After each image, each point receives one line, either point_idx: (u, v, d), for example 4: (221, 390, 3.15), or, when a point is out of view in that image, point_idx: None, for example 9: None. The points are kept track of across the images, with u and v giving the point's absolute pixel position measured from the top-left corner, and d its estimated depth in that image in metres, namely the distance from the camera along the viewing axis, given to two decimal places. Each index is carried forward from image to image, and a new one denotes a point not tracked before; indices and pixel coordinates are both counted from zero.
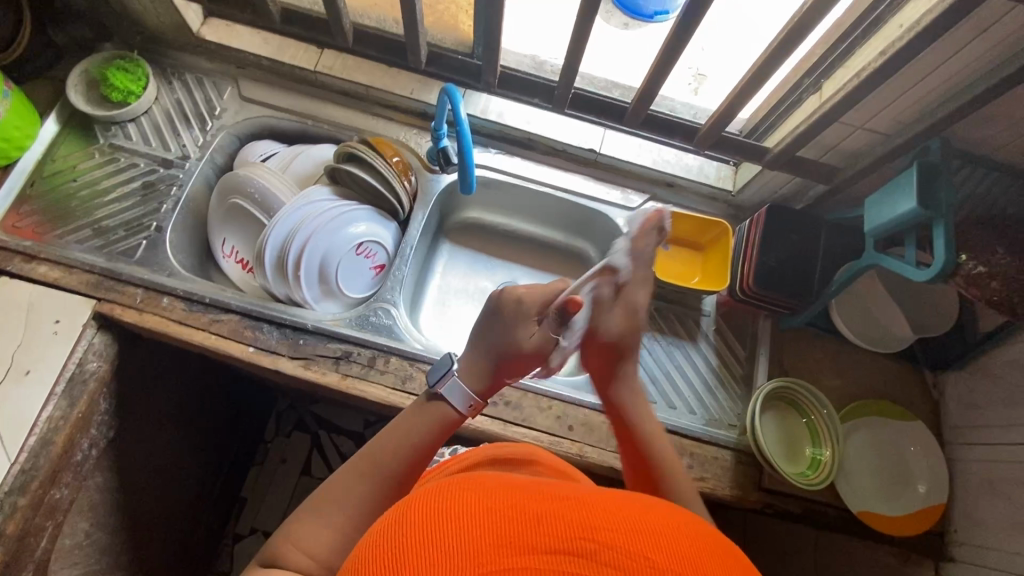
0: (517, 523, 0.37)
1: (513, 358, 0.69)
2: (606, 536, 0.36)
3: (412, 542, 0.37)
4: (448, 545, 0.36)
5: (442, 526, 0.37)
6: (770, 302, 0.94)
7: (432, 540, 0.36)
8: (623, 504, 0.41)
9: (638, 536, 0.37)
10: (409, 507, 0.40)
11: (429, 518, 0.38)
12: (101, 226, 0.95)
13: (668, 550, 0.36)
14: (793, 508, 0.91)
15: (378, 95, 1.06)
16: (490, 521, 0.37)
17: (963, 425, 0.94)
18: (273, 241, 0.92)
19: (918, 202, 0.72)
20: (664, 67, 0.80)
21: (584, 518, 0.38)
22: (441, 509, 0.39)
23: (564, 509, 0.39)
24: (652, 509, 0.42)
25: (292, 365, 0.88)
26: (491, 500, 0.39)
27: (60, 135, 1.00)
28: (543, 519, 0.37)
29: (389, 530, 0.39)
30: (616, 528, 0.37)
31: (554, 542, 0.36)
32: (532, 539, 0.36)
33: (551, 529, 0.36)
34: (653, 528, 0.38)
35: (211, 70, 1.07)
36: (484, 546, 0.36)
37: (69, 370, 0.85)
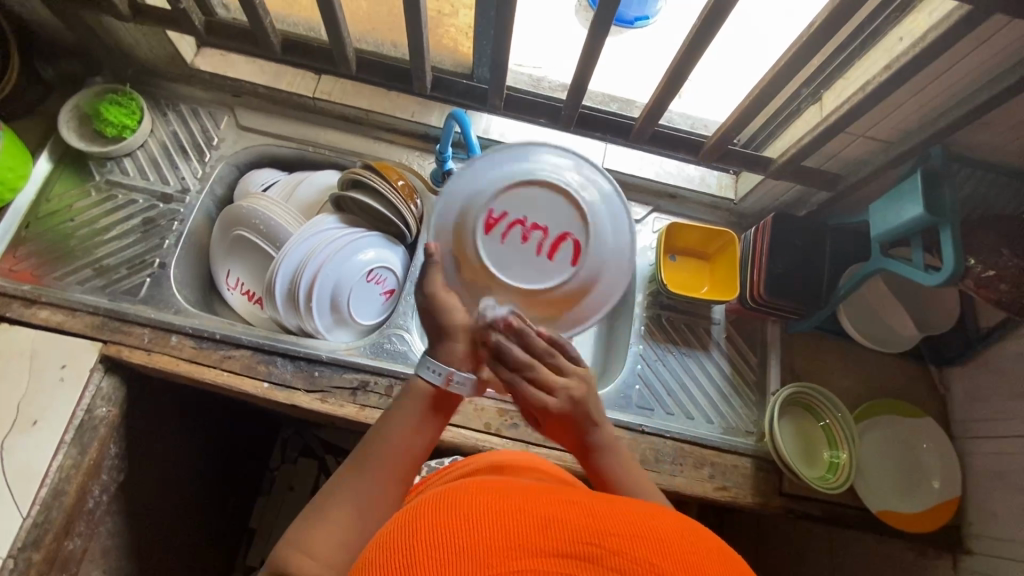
0: (525, 527, 0.37)
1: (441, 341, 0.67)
2: (613, 542, 0.36)
3: (421, 547, 0.36)
4: (453, 550, 0.35)
5: (449, 531, 0.36)
6: (779, 309, 0.95)
7: (440, 543, 0.36)
8: (629, 509, 0.41)
9: (644, 542, 0.37)
10: (419, 512, 0.40)
11: (438, 521, 0.37)
12: (102, 266, 0.93)
13: (672, 556, 0.36)
14: (814, 510, 0.92)
15: (378, 118, 1.05)
16: (497, 523, 0.37)
17: (971, 419, 0.96)
18: (282, 272, 0.91)
19: (925, 209, 0.74)
20: (672, 84, 0.81)
21: (593, 523, 0.37)
22: (449, 514, 0.38)
23: (571, 513, 0.38)
24: (658, 513, 0.41)
25: (308, 398, 0.87)
26: (500, 506, 0.39)
27: (54, 173, 0.98)
28: (549, 523, 0.37)
29: (396, 535, 0.38)
30: (624, 535, 0.37)
31: (561, 545, 0.36)
32: (537, 542, 0.36)
33: (556, 533, 0.36)
34: (657, 533, 0.38)
35: (206, 100, 1.06)
36: (491, 546, 0.35)
37: (78, 418, 0.83)
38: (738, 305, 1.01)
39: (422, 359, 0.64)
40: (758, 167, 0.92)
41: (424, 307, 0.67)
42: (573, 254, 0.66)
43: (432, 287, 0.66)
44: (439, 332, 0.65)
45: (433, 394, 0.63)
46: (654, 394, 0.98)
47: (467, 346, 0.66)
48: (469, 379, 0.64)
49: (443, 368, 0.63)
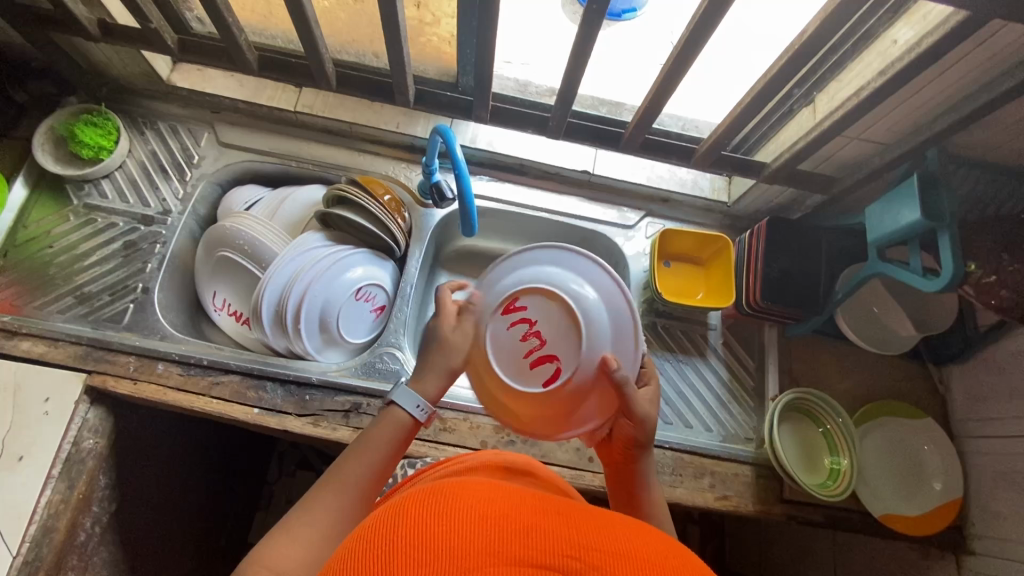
0: (505, 535, 0.35)
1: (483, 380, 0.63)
2: (594, 558, 0.35)
3: (395, 543, 0.34)
4: (428, 551, 0.34)
5: (426, 531, 0.35)
6: (776, 314, 0.94)
7: (414, 542, 0.34)
8: (614, 525, 0.39)
9: (627, 560, 0.35)
10: (397, 507, 0.38)
11: (417, 519, 0.36)
12: (84, 293, 0.91)
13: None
14: (815, 517, 0.91)
15: (362, 130, 1.03)
16: (480, 526, 0.35)
17: (972, 419, 0.95)
18: (269, 292, 0.88)
19: (922, 213, 0.72)
20: (662, 91, 0.79)
21: (575, 536, 0.36)
22: (429, 510, 0.37)
23: (553, 524, 0.37)
24: (643, 532, 0.40)
25: (300, 423, 0.85)
26: (481, 507, 0.37)
27: (31, 199, 0.95)
28: (532, 531, 0.36)
29: (372, 529, 0.37)
30: (607, 551, 0.35)
31: (540, 556, 0.34)
32: (517, 550, 0.34)
33: (538, 543, 0.35)
34: (639, 551, 0.36)
35: (185, 116, 1.03)
36: (471, 548, 0.34)
37: (65, 451, 0.81)
38: (734, 311, 1.00)
39: (404, 389, 0.61)
40: (750, 171, 0.91)
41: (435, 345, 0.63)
42: (550, 378, 0.60)
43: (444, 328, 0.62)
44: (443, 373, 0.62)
45: (408, 425, 0.61)
46: None
47: (448, 385, 0.63)
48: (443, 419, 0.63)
49: (424, 405, 0.61)
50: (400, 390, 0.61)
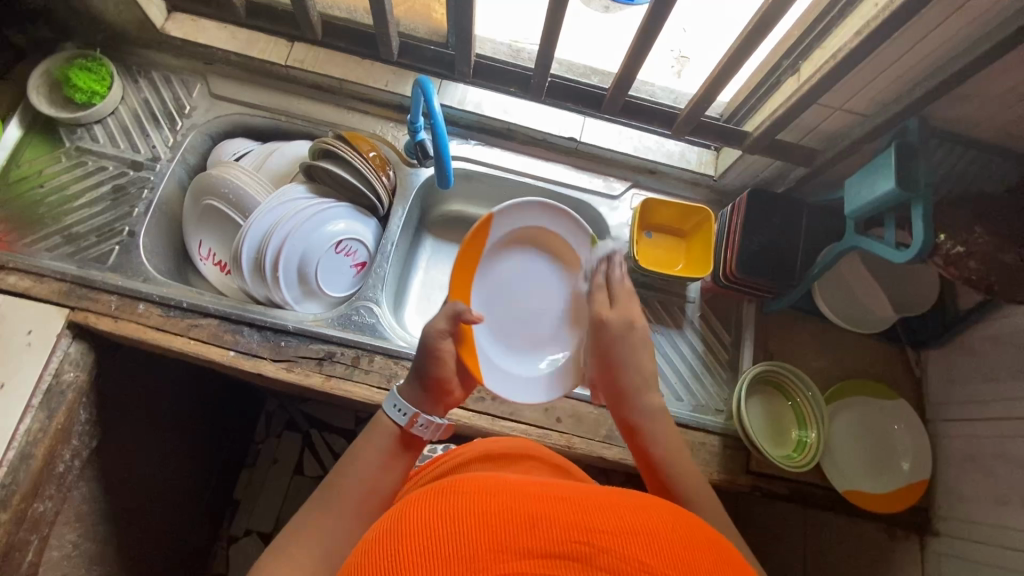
0: (511, 530, 0.36)
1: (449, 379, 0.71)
2: (602, 539, 0.36)
3: (407, 551, 0.36)
4: (442, 552, 0.35)
5: (436, 535, 0.36)
6: (753, 287, 0.94)
7: (426, 548, 0.36)
8: (620, 503, 0.41)
9: (633, 538, 0.37)
10: (405, 513, 0.40)
11: (424, 525, 0.37)
12: (71, 233, 0.93)
13: (662, 554, 0.36)
14: (780, 489, 0.92)
15: (351, 88, 1.04)
16: (484, 524, 0.37)
17: (946, 402, 0.95)
18: (248, 241, 0.90)
19: (896, 183, 0.72)
20: (639, 55, 0.79)
21: (583, 519, 0.37)
22: (435, 513, 0.38)
23: (560, 509, 0.38)
24: (650, 507, 0.41)
25: (274, 368, 0.87)
26: (487, 503, 0.38)
27: (24, 140, 0.97)
28: (537, 520, 0.37)
29: (382, 540, 0.38)
30: (613, 531, 0.37)
31: (546, 544, 0.36)
32: (526, 543, 0.36)
33: (544, 533, 0.36)
34: (647, 529, 0.38)
35: (179, 67, 1.04)
36: (479, 549, 0.35)
37: (46, 382, 0.84)
38: (712, 284, 1.00)
39: (391, 396, 0.67)
40: (733, 141, 0.91)
41: (419, 355, 0.71)
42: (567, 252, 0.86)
43: (429, 333, 0.70)
44: (422, 379, 0.70)
45: (397, 432, 0.65)
46: None
47: (434, 393, 0.70)
48: (433, 423, 0.66)
49: (407, 409, 0.66)
50: (388, 396, 0.67)
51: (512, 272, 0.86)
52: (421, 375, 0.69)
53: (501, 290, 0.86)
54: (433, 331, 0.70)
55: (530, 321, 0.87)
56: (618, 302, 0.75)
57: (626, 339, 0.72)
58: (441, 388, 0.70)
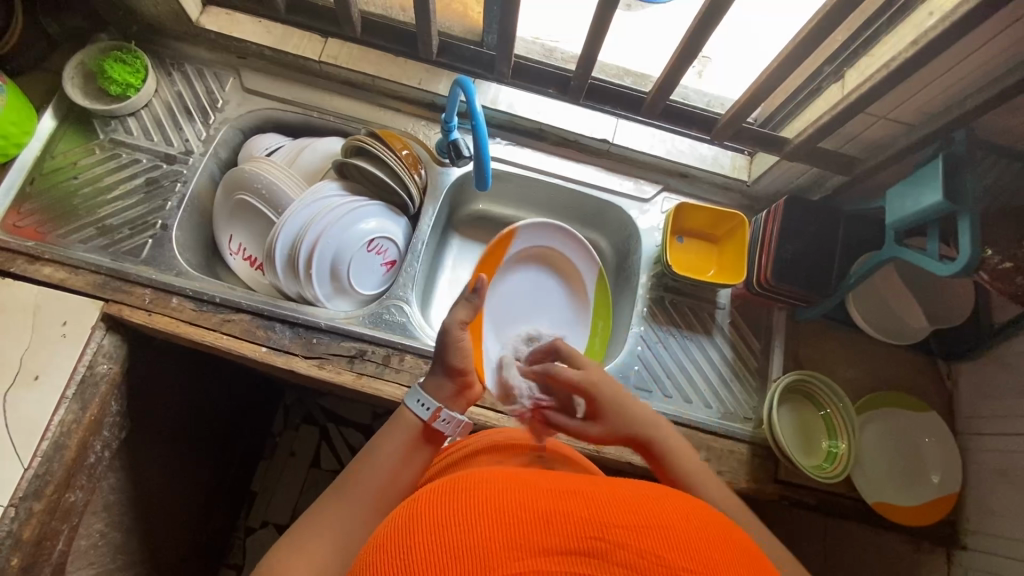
0: (526, 527, 0.36)
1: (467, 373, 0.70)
2: (617, 534, 0.36)
3: (420, 547, 0.35)
4: (458, 548, 0.35)
5: (449, 529, 0.36)
6: (788, 295, 0.93)
7: (441, 543, 0.35)
8: (632, 497, 0.40)
9: (650, 532, 0.37)
10: (416, 508, 0.39)
11: (437, 521, 0.37)
12: (105, 225, 0.93)
13: (677, 545, 0.36)
14: (808, 498, 0.91)
15: (384, 85, 1.03)
16: (499, 519, 0.36)
17: (977, 415, 0.94)
18: (282, 239, 0.90)
19: (944, 195, 0.71)
20: (685, 58, 0.78)
21: (596, 515, 0.37)
22: (446, 509, 0.38)
23: (571, 505, 0.38)
24: (661, 498, 0.41)
25: (306, 365, 0.87)
26: (499, 499, 0.38)
27: (58, 131, 0.97)
28: (550, 519, 0.37)
29: (395, 535, 0.38)
30: (627, 525, 0.37)
31: (564, 541, 0.35)
32: (543, 540, 0.35)
33: (562, 529, 0.36)
34: (660, 521, 0.38)
35: (213, 61, 1.04)
36: (496, 546, 0.35)
37: (80, 373, 0.84)
38: (744, 290, 0.99)
39: (414, 392, 0.66)
40: (772, 147, 0.90)
41: (440, 345, 0.70)
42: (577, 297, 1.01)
43: (449, 325, 0.69)
44: (445, 372, 0.69)
45: (419, 426, 0.64)
46: (654, 376, 0.97)
47: (457, 387, 0.69)
48: (455, 420, 0.65)
49: (431, 404, 0.65)
50: (411, 391, 0.66)
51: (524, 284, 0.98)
52: (446, 367, 0.69)
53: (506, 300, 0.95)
54: (454, 322, 0.69)
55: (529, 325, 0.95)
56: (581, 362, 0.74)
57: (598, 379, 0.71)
58: (464, 381, 0.70)
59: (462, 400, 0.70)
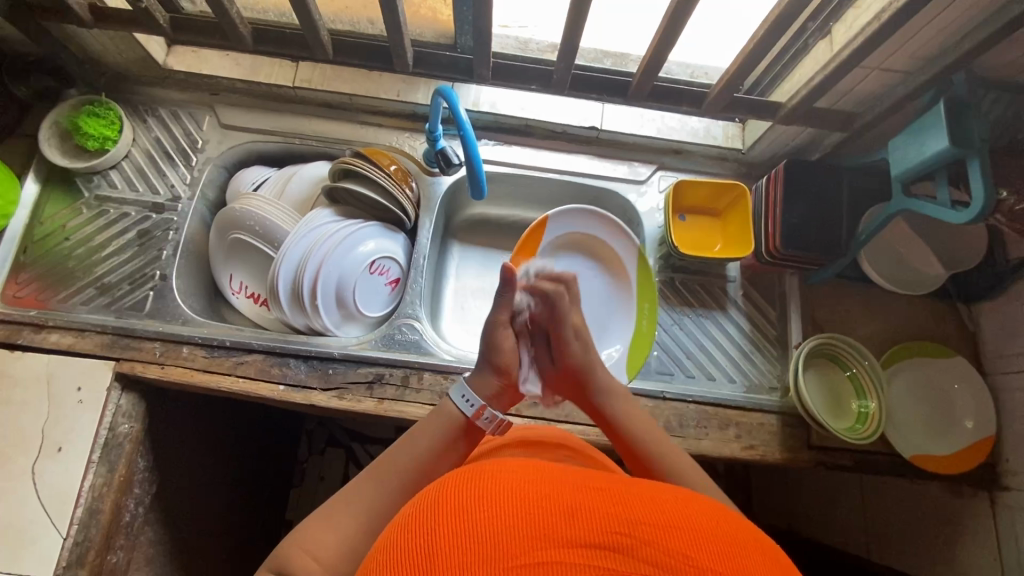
0: (552, 519, 0.35)
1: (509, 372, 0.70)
2: (642, 531, 0.35)
3: (445, 528, 0.35)
4: (482, 534, 0.34)
5: (473, 514, 0.35)
6: (796, 260, 0.92)
7: (467, 529, 0.34)
8: (660, 497, 0.39)
9: (679, 534, 0.35)
10: (440, 492, 0.39)
11: (462, 504, 0.36)
12: (103, 284, 0.92)
13: (708, 547, 0.35)
14: (843, 461, 0.90)
15: (363, 101, 1.02)
16: (525, 509, 0.35)
17: (1004, 354, 0.93)
18: (284, 271, 0.89)
19: (951, 141, 0.69)
20: (669, 35, 0.75)
21: (624, 512, 0.36)
22: (473, 496, 0.37)
23: (598, 501, 0.37)
24: (691, 502, 0.40)
25: (325, 397, 0.86)
26: (526, 489, 0.37)
27: (43, 194, 0.96)
28: (577, 512, 0.35)
29: (420, 516, 0.37)
30: (653, 524, 0.35)
31: (590, 535, 0.34)
32: (568, 532, 0.34)
33: (588, 523, 0.35)
34: (690, 522, 0.36)
35: (186, 101, 1.02)
36: (521, 536, 0.33)
37: (103, 436, 0.83)
38: (753, 261, 0.98)
39: (459, 387, 0.65)
40: (765, 114, 0.88)
41: (484, 343, 0.71)
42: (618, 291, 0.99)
43: (493, 324, 0.71)
44: (490, 369, 0.70)
45: (462, 421, 0.63)
46: (674, 358, 0.97)
47: (501, 384, 0.69)
48: (498, 419, 0.64)
49: (475, 400, 0.64)
50: (455, 386, 0.65)
51: (594, 284, 0.99)
52: (488, 363, 0.69)
53: None
54: (498, 320, 0.71)
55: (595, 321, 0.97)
56: (571, 298, 0.77)
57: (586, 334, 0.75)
58: (507, 378, 0.70)
59: (503, 399, 0.70)
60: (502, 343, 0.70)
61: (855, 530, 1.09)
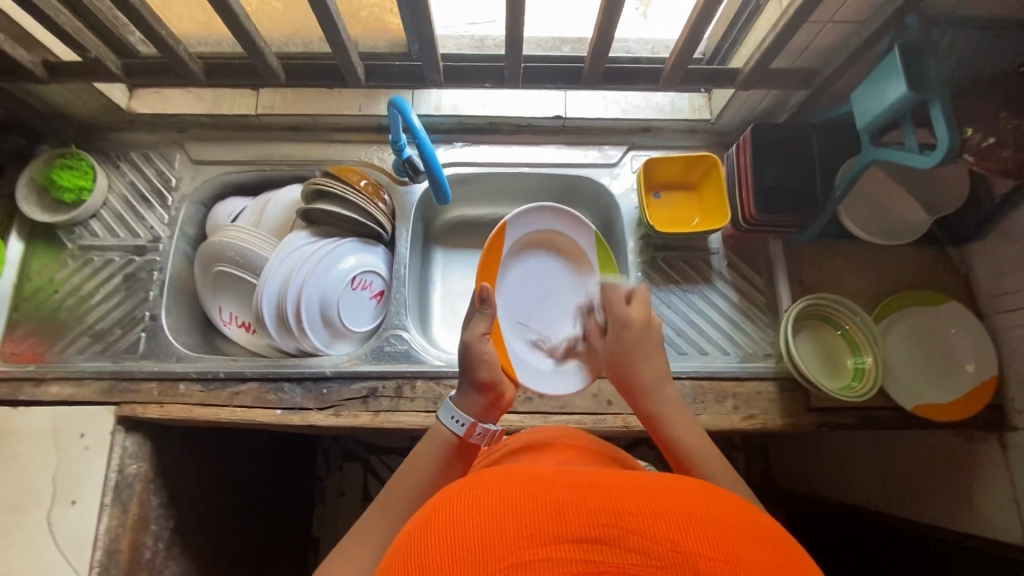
0: (538, 518, 0.34)
1: (492, 382, 0.70)
2: (631, 521, 0.34)
3: (434, 539, 0.34)
4: (469, 541, 0.33)
5: (459, 522, 0.35)
6: (776, 225, 0.91)
7: (455, 537, 0.34)
8: (651, 484, 0.38)
9: (668, 519, 0.34)
10: (430, 505, 0.38)
11: (449, 514, 0.36)
12: (96, 331, 0.94)
13: (699, 530, 0.34)
14: (846, 420, 0.89)
15: (327, 120, 1.02)
16: (511, 511, 0.35)
17: (999, 293, 0.91)
18: (267, 297, 0.90)
19: (909, 85, 0.68)
20: (612, 17, 0.75)
21: (612, 503, 0.35)
22: (460, 503, 0.36)
23: (587, 493, 0.36)
24: (685, 485, 0.39)
25: (322, 416, 0.87)
26: (512, 491, 0.36)
27: (28, 251, 0.98)
28: (564, 508, 0.35)
29: (411, 534, 0.37)
30: (642, 512, 0.35)
31: (577, 530, 0.34)
32: (555, 529, 0.34)
33: (575, 518, 0.34)
34: (679, 506, 0.36)
35: (155, 142, 1.04)
36: (508, 539, 0.33)
37: (113, 479, 0.85)
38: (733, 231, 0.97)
39: (448, 407, 0.66)
40: (724, 81, 0.87)
41: (463, 360, 0.72)
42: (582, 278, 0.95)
43: (469, 339, 0.72)
44: (473, 386, 0.70)
45: (456, 442, 0.65)
46: (666, 337, 0.96)
47: (489, 399, 0.70)
48: (490, 432, 0.66)
49: (465, 419, 0.65)
50: (444, 406, 0.67)
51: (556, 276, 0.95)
52: (472, 380, 0.70)
53: (519, 291, 0.93)
54: (472, 335, 0.72)
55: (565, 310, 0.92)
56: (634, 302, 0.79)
57: (644, 334, 0.75)
58: (492, 389, 0.70)
59: (495, 413, 0.70)
60: (479, 355, 0.71)
61: (872, 486, 1.08)
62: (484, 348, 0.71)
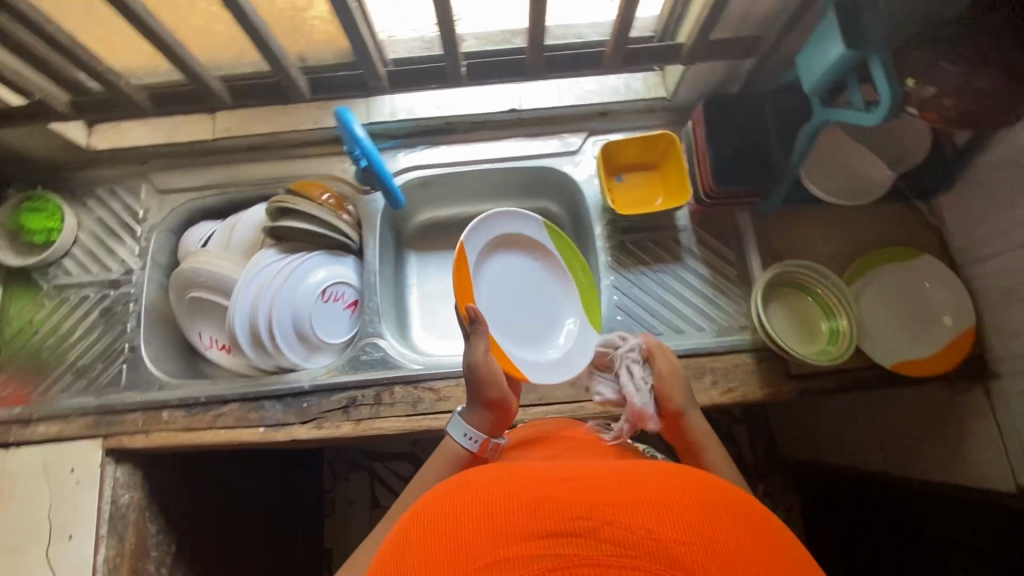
0: (515, 520, 0.34)
1: (500, 400, 0.67)
2: (605, 511, 0.34)
3: (414, 549, 0.34)
4: (449, 549, 0.34)
5: (437, 531, 0.35)
6: (737, 198, 0.90)
7: (433, 546, 0.34)
8: (627, 476, 0.38)
9: (642, 507, 0.34)
10: (410, 517, 0.39)
11: (426, 525, 0.36)
12: (78, 367, 0.96)
13: (673, 516, 0.33)
14: (827, 385, 0.89)
15: (284, 137, 1.04)
16: (489, 517, 0.35)
17: (971, 242, 0.90)
18: (240, 319, 0.91)
19: (845, 43, 0.67)
20: (541, 5, 0.75)
21: (586, 496, 0.35)
22: (438, 512, 0.37)
23: (560, 489, 0.36)
24: (663, 473, 0.39)
25: (305, 429, 0.88)
26: (490, 496, 0.37)
27: (6, 295, 1.00)
28: (538, 506, 0.35)
29: (391, 547, 0.37)
30: (615, 502, 0.34)
31: (550, 526, 0.33)
32: (528, 528, 0.33)
33: (548, 514, 0.34)
34: (653, 494, 0.35)
35: (119, 176, 1.05)
36: (485, 544, 0.33)
37: (106, 511, 0.87)
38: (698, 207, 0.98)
39: (456, 423, 0.66)
40: (669, 57, 0.86)
41: (469, 380, 0.68)
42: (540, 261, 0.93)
43: (472, 355, 0.68)
44: (480, 403, 0.67)
45: (468, 457, 0.65)
46: (640, 319, 0.96)
47: (498, 414, 0.67)
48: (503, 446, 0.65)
49: (475, 435, 0.65)
50: (454, 424, 0.66)
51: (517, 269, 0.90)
52: (480, 399, 0.66)
53: (495, 295, 0.86)
54: (476, 353, 0.68)
55: (541, 305, 0.91)
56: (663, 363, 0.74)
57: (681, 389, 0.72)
58: (499, 404, 0.67)
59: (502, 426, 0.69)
60: (485, 374, 0.67)
61: (868, 447, 1.08)
62: (488, 365, 0.67)
